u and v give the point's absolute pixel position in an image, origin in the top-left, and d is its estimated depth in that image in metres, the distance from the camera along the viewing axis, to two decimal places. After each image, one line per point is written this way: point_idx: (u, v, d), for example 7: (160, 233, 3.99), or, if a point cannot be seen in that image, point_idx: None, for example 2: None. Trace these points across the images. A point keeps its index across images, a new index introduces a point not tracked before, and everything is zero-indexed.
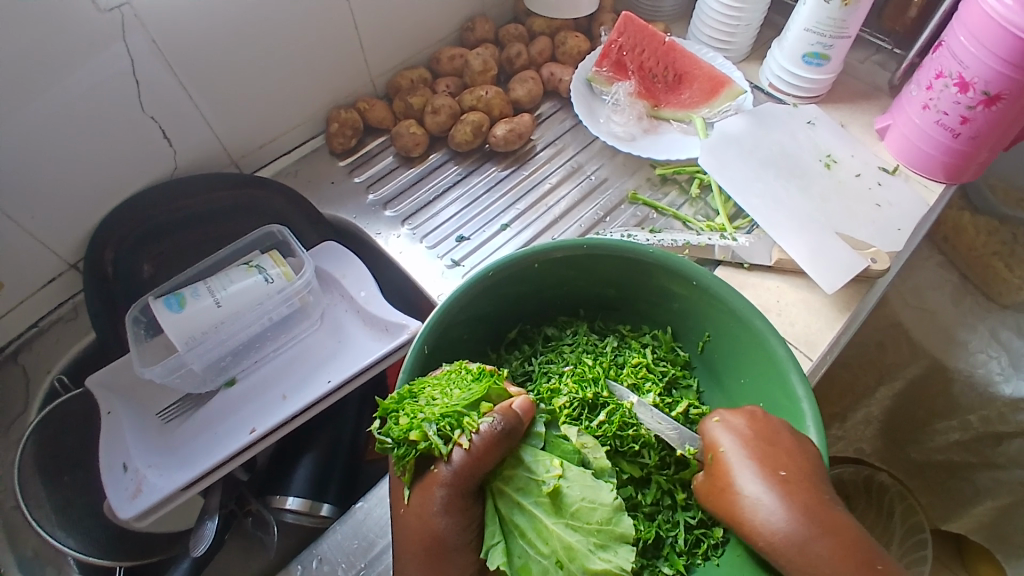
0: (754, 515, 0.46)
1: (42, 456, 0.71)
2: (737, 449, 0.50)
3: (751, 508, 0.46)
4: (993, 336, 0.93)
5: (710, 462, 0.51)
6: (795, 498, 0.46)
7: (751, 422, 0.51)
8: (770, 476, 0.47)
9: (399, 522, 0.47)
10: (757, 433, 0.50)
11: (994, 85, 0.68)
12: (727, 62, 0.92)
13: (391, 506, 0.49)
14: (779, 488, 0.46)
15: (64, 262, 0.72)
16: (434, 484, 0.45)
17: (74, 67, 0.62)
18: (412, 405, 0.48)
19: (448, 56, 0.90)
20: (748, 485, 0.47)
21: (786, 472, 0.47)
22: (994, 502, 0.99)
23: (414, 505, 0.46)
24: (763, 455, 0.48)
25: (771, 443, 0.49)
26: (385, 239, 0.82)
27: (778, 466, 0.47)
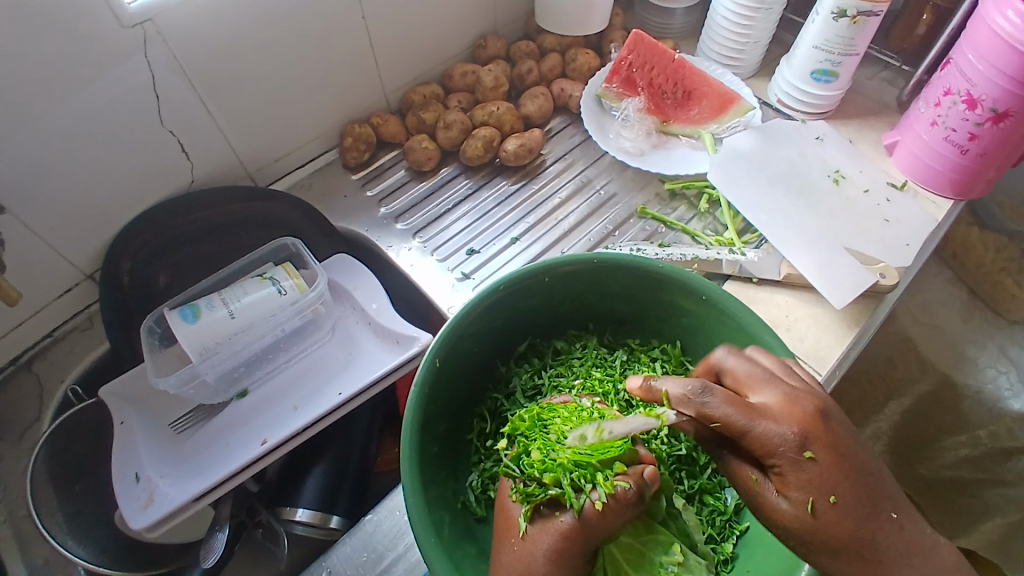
0: (836, 495, 0.45)
1: (52, 466, 0.71)
2: (837, 471, 0.45)
3: (868, 544, 0.45)
4: (1002, 352, 0.92)
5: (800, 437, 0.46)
6: (913, 545, 0.46)
7: (838, 428, 0.46)
8: (885, 519, 0.46)
9: (505, 553, 0.48)
10: (851, 449, 0.46)
11: (1002, 102, 0.69)
12: (735, 78, 0.93)
13: (500, 535, 0.49)
14: (900, 533, 0.46)
15: (80, 272, 0.73)
16: (558, 527, 0.47)
17: (95, 82, 0.63)
18: (545, 441, 0.52)
19: (460, 72, 0.92)
20: (846, 515, 0.45)
21: (897, 515, 0.47)
22: (1005, 519, 0.97)
23: (529, 541, 0.47)
24: (867, 490, 0.46)
25: (863, 469, 0.46)
26: (395, 251, 0.83)
27: (887, 506, 0.46)
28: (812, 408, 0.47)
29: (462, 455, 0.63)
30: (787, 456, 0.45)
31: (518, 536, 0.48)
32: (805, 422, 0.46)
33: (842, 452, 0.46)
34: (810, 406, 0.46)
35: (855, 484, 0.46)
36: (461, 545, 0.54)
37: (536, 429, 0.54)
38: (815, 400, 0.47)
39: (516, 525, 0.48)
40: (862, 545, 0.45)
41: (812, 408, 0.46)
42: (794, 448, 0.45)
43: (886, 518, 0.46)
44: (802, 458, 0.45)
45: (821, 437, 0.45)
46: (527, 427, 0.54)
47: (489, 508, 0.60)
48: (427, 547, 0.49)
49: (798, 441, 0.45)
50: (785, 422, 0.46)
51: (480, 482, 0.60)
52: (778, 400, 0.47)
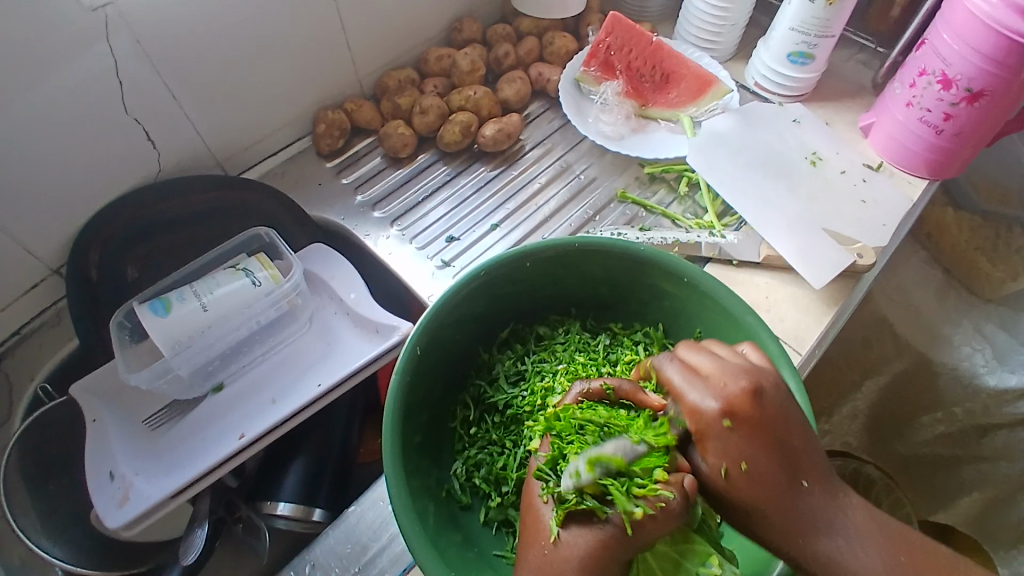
0: (746, 480, 0.46)
1: (23, 466, 0.69)
2: (755, 443, 0.46)
3: (776, 509, 0.46)
4: (977, 330, 0.94)
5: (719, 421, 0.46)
6: (824, 514, 0.46)
7: (767, 404, 0.47)
8: (796, 488, 0.46)
9: (534, 559, 0.45)
10: (776, 424, 0.46)
11: (977, 82, 0.69)
12: (713, 61, 0.93)
13: (530, 540, 0.46)
14: (810, 501, 0.46)
15: (46, 266, 0.70)
16: (596, 536, 0.44)
17: (58, 67, 0.61)
18: (583, 443, 0.47)
19: (436, 56, 0.90)
20: (755, 482, 0.46)
21: (809, 485, 0.47)
22: (981, 495, 0.98)
23: (563, 547, 0.44)
24: (784, 465, 0.46)
25: (786, 442, 0.47)
26: (374, 240, 0.81)
27: (802, 475, 0.47)
28: (745, 385, 0.47)
29: (445, 442, 0.62)
30: (707, 425, 0.47)
31: (549, 542, 0.44)
32: (732, 396, 0.46)
33: (764, 426, 0.46)
34: (742, 384, 0.47)
35: (773, 456, 0.46)
36: (446, 534, 0.54)
37: (572, 430, 0.49)
38: (743, 383, 0.47)
39: (547, 530, 0.45)
40: (770, 509, 0.46)
41: (743, 386, 0.47)
42: (714, 418, 0.46)
43: (798, 487, 0.46)
44: (720, 427, 0.46)
45: (744, 412, 0.46)
46: (563, 428, 0.49)
47: (474, 496, 0.59)
48: (412, 537, 0.48)
49: (717, 411, 0.46)
50: (713, 395, 0.47)
51: (464, 470, 0.59)
52: (710, 380, 0.48)
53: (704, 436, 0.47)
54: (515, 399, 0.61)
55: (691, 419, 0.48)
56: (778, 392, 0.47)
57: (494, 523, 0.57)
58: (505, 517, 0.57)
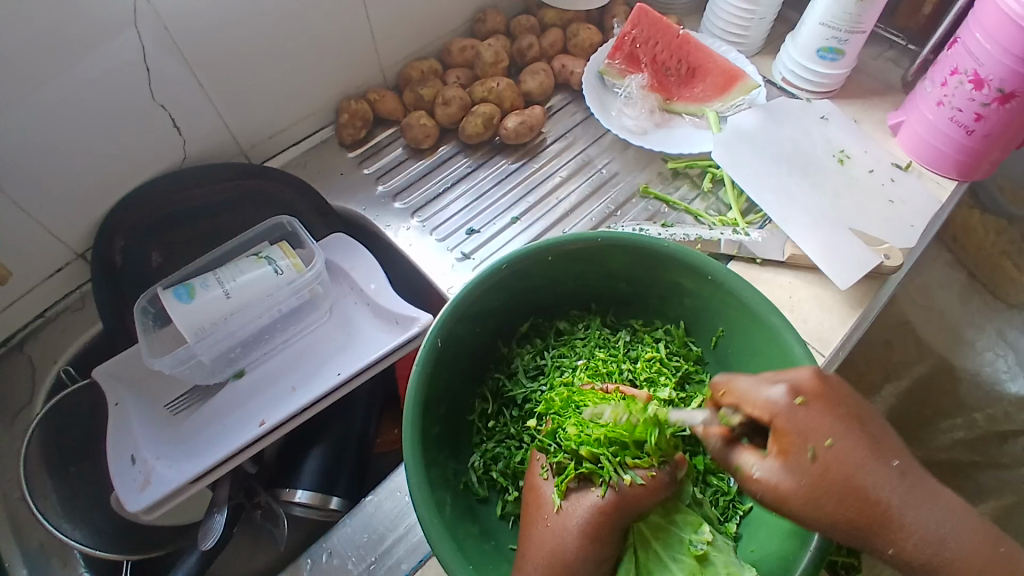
0: (836, 462, 0.42)
1: (45, 447, 0.70)
2: (835, 419, 0.44)
3: (868, 490, 0.41)
4: (1000, 335, 0.95)
5: (796, 405, 0.44)
6: (919, 493, 0.41)
7: (835, 384, 0.46)
8: (884, 466, 0.42)
9: (537, 530, 0.46)
10: (849, 404, 0.45)
11: (1009, 83, 0.68)
12: (740, 56, 0.91)
13: (534, 509, 0.48)
14: (901, 481, 0.42)
15: (71, 251, 0.71)
16: (594, 502, 0.46)
17: (87, 54, 0.61)
18: (578, 416, 0.52)
19: (459, 47, 0.89)
20: (844, 459, 0.42)
21: (900, 464, 0.43)
22: (999, 501, 0.91)
23: (564, 514, 0.46)
24: (869, 436, 0.44)
25: (862, 420, 0.44)
26: (394, 231, 0.81)
27: (888, 455, 0.43)
28: (807, 368, 0.46)
29: (463, 435, 0.62)
30: (783, 407, 0.44)
31: (552, 510, 0.47)
32: (801, 379, 0.46)
33: (841, 405, 0.45)
34: (806, 368, 0.46)
35: (855, 432, 0.43)
36: (463, 525, 0.54)
37: (571, 408, 0.53)
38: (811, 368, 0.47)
39: (549, 501, 0.47)
40: (863, 490, 0.42)
41: (811, 371, 0.46)
42: (787, 398, 0.45)
43: (886, 465, 0.42)
44: (796, 405, 0.44)
45: (815, 390, 0.45)
46: (561, 406, 0.54)
47: (491, 489, 0.59)
48: (431, 530, 0.48)
49: (789, 391, 0.45)
50: (781, 381, 0.46)
51: (482, 463, 0.60)
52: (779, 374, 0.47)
53: (782, 422, 0.44)
54: (534, 393, 0.61)
55: (762, 410, 0.45)
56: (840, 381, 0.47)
57: (511, 517, 0.58)
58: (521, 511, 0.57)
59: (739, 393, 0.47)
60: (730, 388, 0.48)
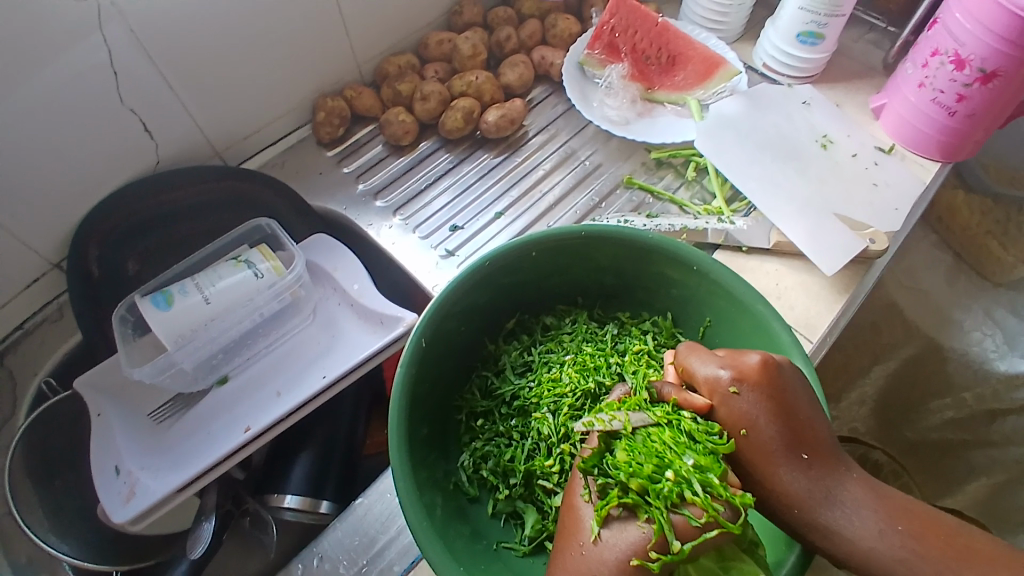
0: (750, 450, 0.47)
1: (28, 462, 0.68)
2: (762, 410, 0.47)
3: (773, 478, 0.47)
4: (987, 315, 0.92)
5: (723, 394, 0.49)
6: (824, 484, 0.46)
7: (779, 375, 0.48)
8: (794, 460, 0.46)
9: (569, 559, 0.44)
10: (787, 395, 0.48)
11: (991, 62, 0.67)
12: (720, 42, 0.91)
13: (569, 539, 0.45)
14: (806, 473, 0.46)
15: (46, 261, 0.69)
16: (634, 540, 0.42)
17: (51, 58, 0.59)
18: (628, 440, 0.47)
19: (436, 40, 0.88)
20: (755, 449, 0.47)
21: (809, 458, 0.47)
22: (989, 480, 0.94)
23: (602, 547, 0.43)
24: (791, 429, 0.47)
25: (795, 412, 0.48)
26: (376, 230, 0.80)
27: (801, 448, 0.47)
28: (757, 356, 0.49)
29: (451, 434, 0.61)
30: (716, 392, 0.49)
31: (589, 540, 0.43)
32: (744, 366, 0.49)
33: (774, 396, 0.48)
34: (755, 356, 0.49)
35: (778, 424, 0.47)
36: (453, 526, 0.53)
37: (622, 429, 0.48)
38: (761, 354, 0.49)
39: (587, 529, 0.44)
40: (765, 473, 0.47)
41: (757, 359, 0.49)
42: (724, 385, 0.49)
43: (796, 459, 0.47)
44: (729, 393, 0.48)
45: (754, 380, 0.48)
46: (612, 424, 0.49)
47: (481, 488, 0.58)
48: (420, 533, 0.47)
49: (727, 378, 0.49)
50: (725, 365, 0.49)
51: (472, 462, 0.59)
52: (724, 358, 0.50)
53: (713, 405, 0.49)
54: (522, 390, 0.60)
55: (704, 391, 0.50)
56: (791, 368, 0.49)
57: (503, 515, 0.57)
58: (513, 509, 0.56)
59: (689, 368, 0.51)
60: (683, 366, 0.52)
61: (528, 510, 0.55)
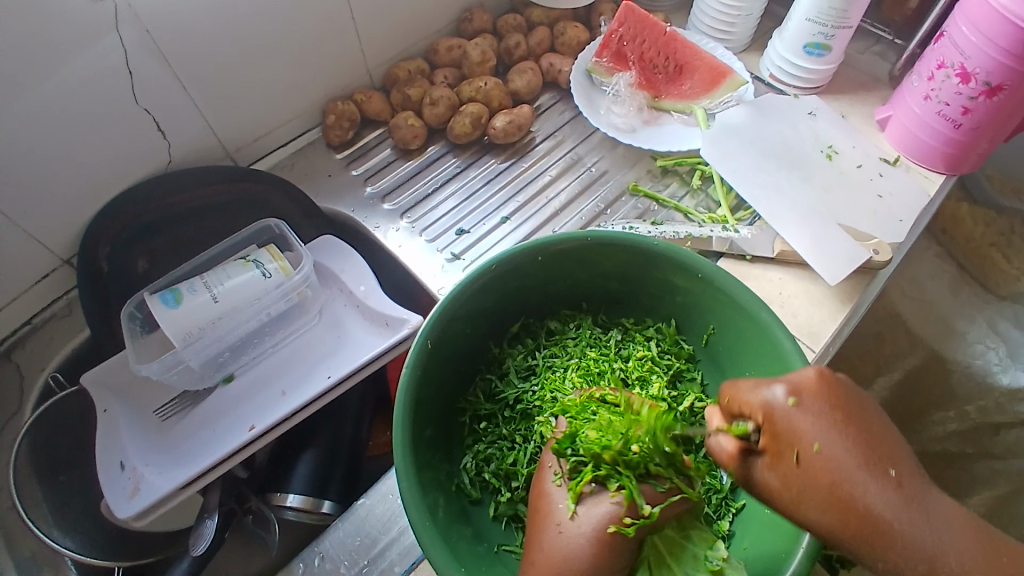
0: (828, 469, 0.40)
1: (35, 456, 0.69)
2: (830, 423, 0.41)
3: (861, 499, 0.39)
4: (991, 327, 0.91)
5: (782, 410, 0.42)
6: (918, 506, 0.39)
7: (842, 387, 0.43)
8: (880, 476, 0.39)
9: (548, 537, 0.45)
10: (854, 408, 0.42)
11: (996, 76, 0.68)
12: (727, 52, 0.91)
13: (544, 518, 0.46)
14: (896, 493, 0.39)
15: (57, 257, 0.70)
16: (610, 511, 0.45)
17: (65, 58, 0.60)
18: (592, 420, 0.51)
19: (446, 46, 0.89)
20: (832, 466, 0.40)
21: (896, 476, 0.40)
22: (992, 492, 0.95)
23: (579, 521, 0.45)
24: (869, 442, 0.40)
25: (867, 426, 0.41)
26: (383, 232, 0.81)
27: (885, 465, 0.40)
28: (813, 368, 0.44)
29: (455, 436, 0.62)
30: (774, 407, 0.43)
31: (566, 518, 0.45)
32: (801, 380, 0.43)
33: (841, 408, 0.42)
34: (811, 368, 0.44)
35: (853, 437, 0.41)
36: (455, 527, 0.53)
37: (586, 411, 0.52)
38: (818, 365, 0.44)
39: (563, 509, 0.46)
40: (849, 493, 0.39)
41: (815, 371, 0.44)
42: (782, 399, 0.43)
43: (882, 477, 0.39)
44: (789, 406, 0.42)
45: (815, 392, 0.42)
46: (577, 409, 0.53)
47: (483, 490, 0.59)
48: (422, 533, 0.48)
49: (785, 391, 0.43)
50: (781, 380, 0.44)
51: (474, 464, 0.59)
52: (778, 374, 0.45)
53: (771, 424, 0.42)
54: (526, 394, 0.61)
55: (759, 410, 0.44)
56: (850, 383, 0.44)
57: (504, 518, 0.57)
58: (514, 512, 0.57)
59: (742, 391, 0.45)
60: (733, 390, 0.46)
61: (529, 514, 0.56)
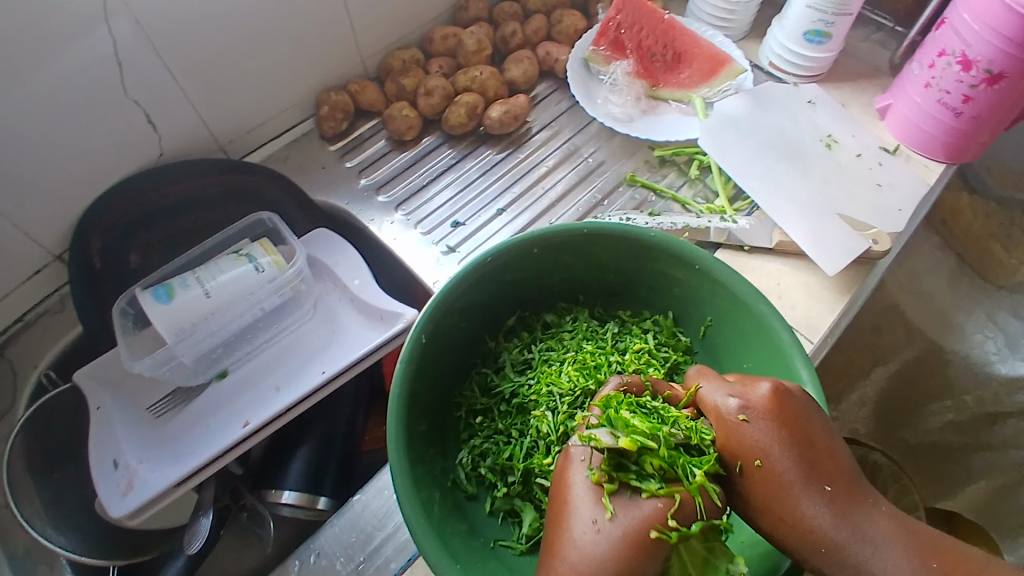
0: (765, 485, 0.43)
1: (28, 453, 0.69)
2: (775, 439, 0.44)
3: (794, 513, 0.42)
4: (990, 318, 0.92)
5: (728, 423, 0.45)
6: (850, 519, 0.42)
7: (791, 403, 0.45)
8: (815, 492, 0.42)
9: (580, 540, 0.41)
10: (801, 424, 0.44)
11: (997, 64, 0.67)
12: (726, 40, 0.90)
13: (574, 520, 0.42)
14: (830, 507, 0.42)
15: (49, 252, 0.70)
16: (651, 512, 0.41)
17: (55, 50, 0.59)
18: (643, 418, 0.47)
19: (441, 35, 0.88)
20: (770, 482, 0.43)
21: (833, 491, 0.43)
22: (989, 483, 0.95)
23: (621, 521, 0.41)
24: (810, 459, 0.43)
25: (810, 441, 0.44)
26: (377, 225, 0.80)
27: (823, 480, 0.43)
28: (767, 386, 0.46)
29: (450, 431, 0.61)
30: (724, 421, 0.46)
31: (605, 517, 0.41)
32: (755, 396, 0.45)
33: (788, 425, 0.44)
34: (766, 385, 0.46)
35: (794, 455, 0.43)
36: (451, 522, 0.53)
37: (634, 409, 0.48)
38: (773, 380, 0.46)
39: (599, 507, 0.42)
40: (784, 506, 0.43)
41: (768, 388, 0.45)
42: (732, 414, 0.45)
43: (818, 491, 0.43)
44: (737, 423, 0.45)
45: (765, 410, 0.45)
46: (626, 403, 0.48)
47: (479, 485, 0.58)
48: (417, 529, 0.47)
49: (736, 406, 0.45)
50: (734, 394, 0.46)
51: (470, 459, 0.59)
52: (733, 386, 0.47)
53: (721, 435, 0.45)
54: (521, 387, 0.60)
55: (712, 420, 0.46)
56: (802, 396, 0.46)
57: (501, 513, 0.57)
58: (510, 507, 0.56)
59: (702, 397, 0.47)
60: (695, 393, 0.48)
61: (525, 508, 0.55)
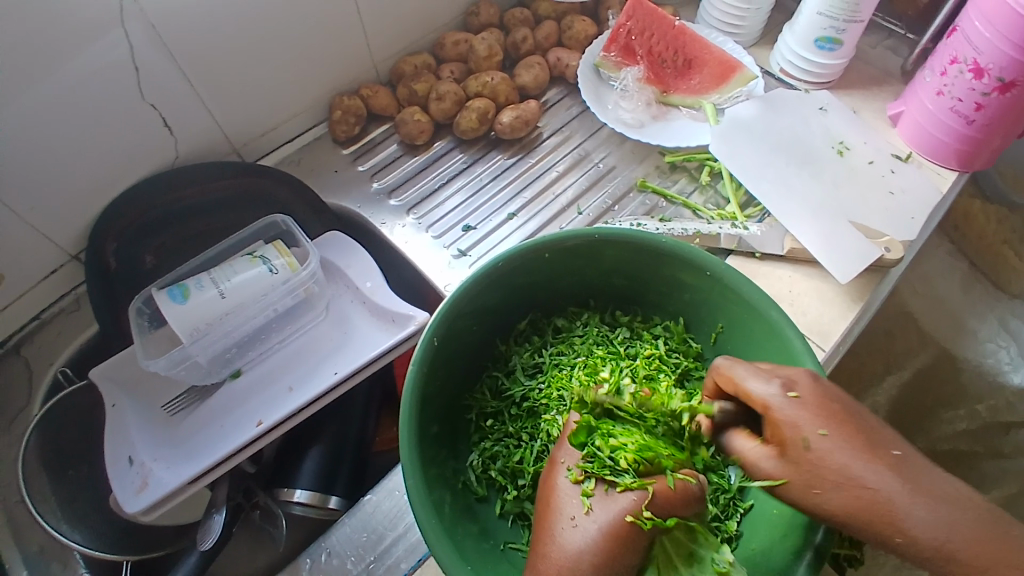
0: (828, 455, 0.43)
1: (43, 452, 0.69)
2: (827, 414, 0.45)
3: (862, 479, 0.42)
4: (1002, 325, 0.91)
5: (777, 403, 0.46)
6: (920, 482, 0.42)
7: (831, 385, 0.47)
8: (883, 457, 0.43)
9: (558, 535, 0.43)
10: (847, 400, 0.46)
11: (1009, 72, 0.67)
12: (737, 46, 0.90)
13: (554, 515, 0.44)
14: (897, 472, 0.42)
15: (65, 253, 0.71)
16: (628, 505, 0.44)
17: (72, 54, 0.60)
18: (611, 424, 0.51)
19: (453, 41, 0.88)
20: (834, 452, 0.43)
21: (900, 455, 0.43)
22: (1002, 491, 0.92)
23: (596, 514, 0.43)
24: (863, 428, 0.44)
25: (857, 415, 0.45)
26: (389, 228, 0.81)
27: (889, 446, 0.44)
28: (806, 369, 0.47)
29: (461, 433, 0.62)
30: (771, 403, 0.46)
31: (582, 512, 0.43)
32: (799, 378, 0.47)
33: (838, 399, 0.45)
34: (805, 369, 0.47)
35: (850, 425, 0.44)
36: (462, 523, 0.54)
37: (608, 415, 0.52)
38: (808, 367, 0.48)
39: (577, 504, 0.44)
40: (851, 474, 0.43)
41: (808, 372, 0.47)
42: (780, 396, 0.46)
43: (886, 455, 0.43)
44: (787, 402, 0.45)
45: (811, 389, 0.46)
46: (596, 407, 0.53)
47: (490, 488, 0.58)
48: (429, 530, 0.48)
49: (782, 388, 0.46)
50: (774, 379, 0.47)
51: (480, 461, 0.59)
52: (775, 372, 0.48)
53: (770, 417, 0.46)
54: (532, 391, 0.61)
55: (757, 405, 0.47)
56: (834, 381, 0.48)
57: (511, 515, 0.57)
58: (521, 509, 0.57)
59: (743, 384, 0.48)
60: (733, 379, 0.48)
61: None
